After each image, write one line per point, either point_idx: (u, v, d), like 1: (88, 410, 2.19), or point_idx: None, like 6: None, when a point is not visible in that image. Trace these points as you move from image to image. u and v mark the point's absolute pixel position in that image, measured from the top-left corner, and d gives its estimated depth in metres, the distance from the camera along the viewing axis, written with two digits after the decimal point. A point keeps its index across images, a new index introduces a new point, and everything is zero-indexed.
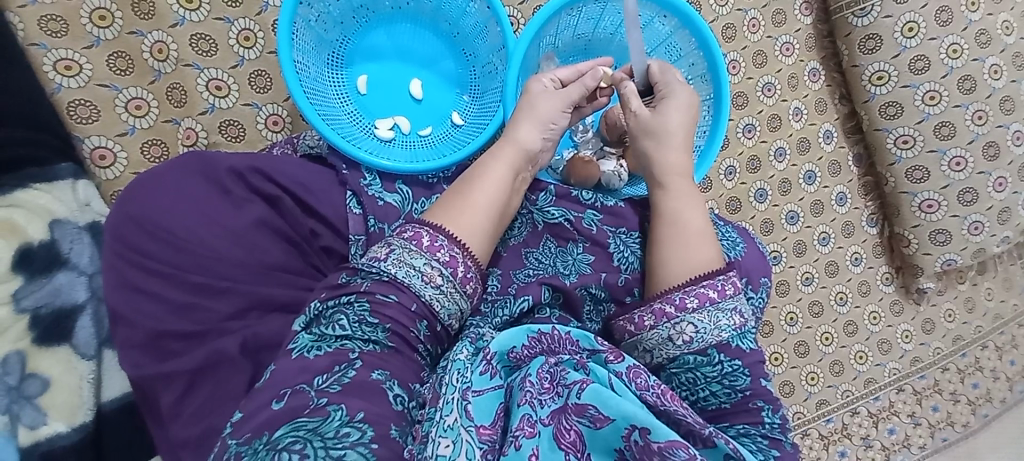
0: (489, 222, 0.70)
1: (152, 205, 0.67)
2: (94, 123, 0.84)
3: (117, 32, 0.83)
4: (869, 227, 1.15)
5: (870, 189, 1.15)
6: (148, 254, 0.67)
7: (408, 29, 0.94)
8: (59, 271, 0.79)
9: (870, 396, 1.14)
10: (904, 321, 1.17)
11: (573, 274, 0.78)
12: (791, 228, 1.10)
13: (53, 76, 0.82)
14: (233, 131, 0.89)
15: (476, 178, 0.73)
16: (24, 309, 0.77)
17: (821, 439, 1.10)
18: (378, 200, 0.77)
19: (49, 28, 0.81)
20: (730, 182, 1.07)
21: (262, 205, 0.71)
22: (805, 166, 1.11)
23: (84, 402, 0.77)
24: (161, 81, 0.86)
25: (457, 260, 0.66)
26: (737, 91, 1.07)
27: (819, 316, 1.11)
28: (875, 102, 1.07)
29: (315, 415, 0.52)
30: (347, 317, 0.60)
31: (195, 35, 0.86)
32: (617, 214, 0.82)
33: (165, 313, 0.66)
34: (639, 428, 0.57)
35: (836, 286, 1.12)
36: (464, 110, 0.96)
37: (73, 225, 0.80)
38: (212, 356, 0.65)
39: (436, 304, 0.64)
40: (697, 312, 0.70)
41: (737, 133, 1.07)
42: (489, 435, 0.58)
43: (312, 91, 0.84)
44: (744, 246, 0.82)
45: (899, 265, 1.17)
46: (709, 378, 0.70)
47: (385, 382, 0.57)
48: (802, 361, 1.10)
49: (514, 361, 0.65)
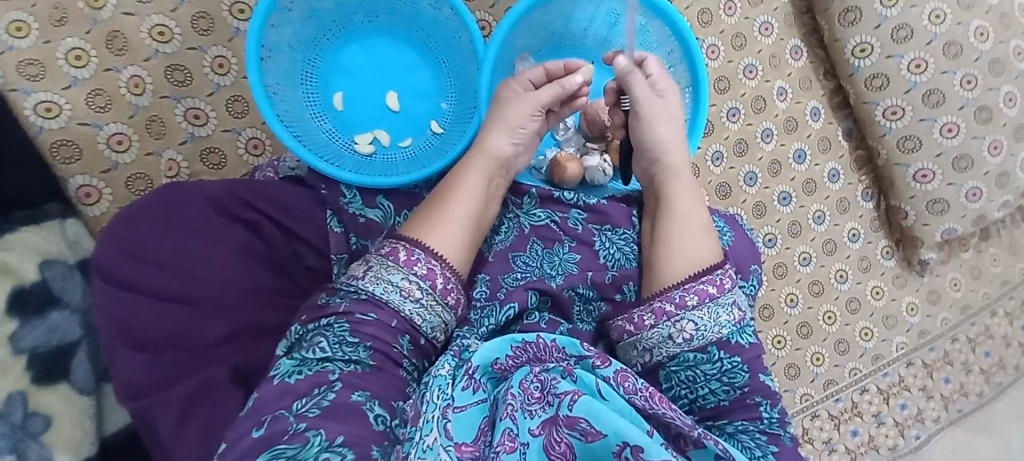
0: (464, 230, 0.71)
1: (133, 237, 0.67)
2: (77, 162, 0.85)
3: (93, 70, 0.85)
4: (865, 202, 1.13)
5: (863, 163, 1.13)
6: (132, 286, 0.66)
7: (380, 42, 0.94)
8: None
9: (879, 373, 1.12)
10: (909, 294, 1.15)
11: (559, 276, 0.78)
12: (785, 209, 1.09)
13: (34, 119, 0.83)
14: (214, 159, 0.90)
15: (449, 190, 0.73)
16: None
17: (831, 420, 1.08)
18: (359, 216, 0.78)
19: (27, 71, 0.82)
20: (719, 168, 1.06)
21: (245, 230, 0.72)
22: (794, 144, 1.09)
23: (87, 436, 0.78)
24: (141, 114, 0.87)
25: (435, 272, 0.66)
26: (718, 75, 1.06)
27: (820, 295, 1.10)
28: (860, 75, 1.05)
29: (295, 441, 0.54)
30: (327, 339, 0.61)
31: (169, 66, 0.87)
32: (601, 212, 0.81)
33: (154, 344, 0.66)
34: (631, 444, 0.56)
35: (836, 263, 1.11)
36: (442, 118, 0.95)
37: (64, 264, 0.79)
38: (204, 384, 0.66)
39: (417, 318, 0.65)
40: (698, 309, 0.69)
41: (721, 117, 1.06)
42: (472, 451, 0.59)
43: (288, 113, 0.85)
44: (732, 236, 0.81)
45: (899, 238, 1.15)
46: (709, 375, 0.69)
47: (364, 403, 0.58)
48: (805, 342, 1.09)
49: (499, 372, 0.66)
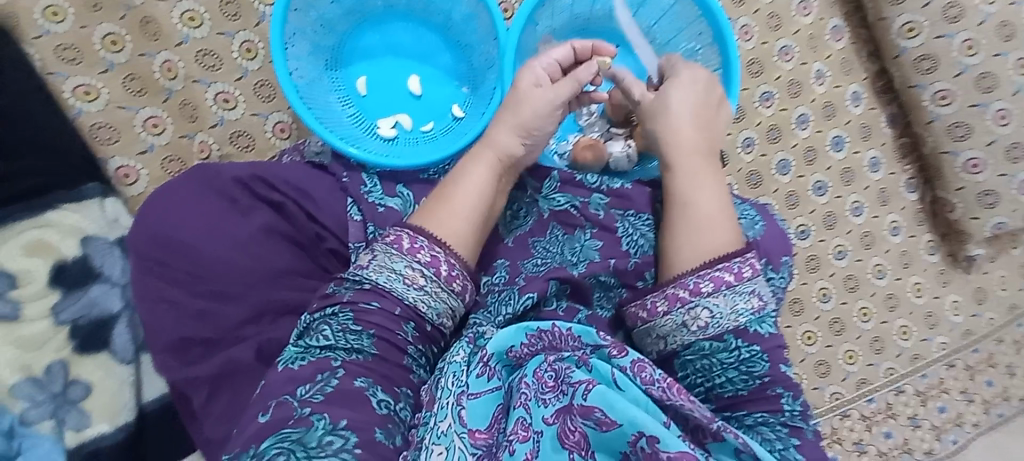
0: (468, 226, 0.69)
1: (164, 218, 0.71)
2: (115, 143, 0.88)
3: (128, 55, 0.88)
4: (908, 193, 1.07)
5: (907, 151, 1.07)
6: (164, 265, 0.70)
7: (402, 26, 0.95)
8: (91, 284, 0.84)
9: (917, 373, 1.06)
10: (952, 291, 1.08)
11: (580, 264, 0.76)
12: (819, 199, 1.04)
13: (73, 102, 0.87)
14: (243, 142, 0.93)
15: (458, 180, 0.73)
16: (64, 322, 0.82)
17: (863, 421, 1.04)
18: (378, 206, 0.77)
19: (64, 56, 0.86)
20: (749, 155, 1.02)
21: (268, 212, 0.74)
22: (832, 131, 1.04)
23: (125, 403, 0.83)
24: (173, 98, 0.90)
25: (438, 258, 0.66)
26: (751, 58, 1.01)
27: (855, 291, 1.05)
28: (906, 57, 0.99)
29: (300, 425, 0.54)
30: (330, 327, 0.63)
31: (200, 51, 0.90)
32: (624, 196, 0.80)
33: (183, 321, 0.69)
34: (646, 435, 0.56)
35: (874, 258, 1.05)
36: (463, 103, 0.96)
37: (104, 241, 0.86)
38: (229, 362, 0.68)
39: (421, 304, 0.65)
40: (713, 296, 0.67)
41: (753, 102, 1.02)
42: (486, 439, 0.60)
43: (312, 98, 0.87)
44: (764, 224, 0.78)
45: (944, 232, 1.08)
46: (725, 364, 0.68)
47: (368, 389, 0.59)
48: (838, 339, 1.04)
49: (514, 360, 0.66)
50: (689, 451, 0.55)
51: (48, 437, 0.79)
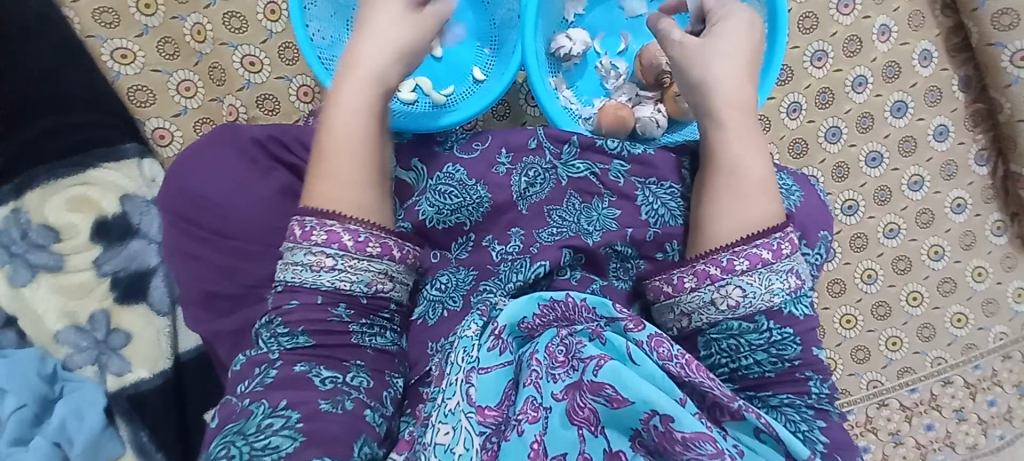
0: (363, 188, 0.65)
1: (192, 177, 0.74)
2: (151, 106, 0.92)
3: (162, 18, 0.91)
4: (977, 167, 0.96)
5: (981, 119, 0.95)
6: (193, 222, 0.74)
7: None
8: (132, 239, 0.90)
9: (968, 364, 0.98)
10: (1019, 278, 0.98)
11: (597, 232, 0.73)
12: (872, 172, 0.95)
13: (112, 65, 0.90)
14: (269, 105, 0.94)
15: (318, 160, 0.66)
16: (106, 273, 0.89)
17: (902, 411, 0.98)
18: (392, 177, 0.78)
19: (103, 19, 0.90)
20: (795, 121, 0.94)
21: (287, 173, 0.76)
22: (893, 95, 0.94)
23: (164, 352, 0.89)
24: (204, 62, 0.92)
25: (334, 233, 0.61)
26: (804, 11, 0.92)
27: (904, 273, 0.97)
28: (986, 10, 0.87)
29: (240, 417, 0.56)
30: (264, 332, 0.62)
31: (227, 13, 0.92)
32: (647, 163, 0.76)
33: (211, 276, 0.73)
34: (660, 413, 0.55)
35: (931, 238, 0.96)
36: (485, 65, 0.93)
37: (141, 199, 0.91)
38: (252, 315, 0.72)
39: (341, 284, 0.61)
40: (747, 274, 0.63)
41: (803, 61, 0.93)
42: (494, 416, 0.59)
43: (332, 59, 0.86)
44: (802, 193, 0.72)
45: (1014, 212, 0.97)
46: (754, 346, 0.63)
47: (308, 372, 0.59)
48: (881, 324, 0.97)
49: (525, 331, 0.64)
50: (706, 432, 0.55)
51: (90, 380, 0.87)
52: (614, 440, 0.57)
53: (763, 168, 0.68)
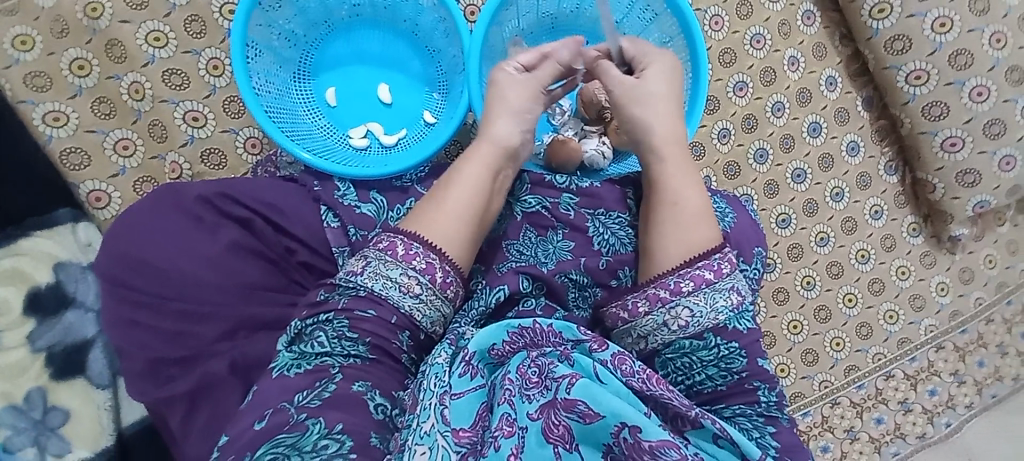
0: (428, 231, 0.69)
1: (132, 241, 0.71)
2: (87, 168, 0.88)
3: (96, 79, 0.88)
4: (888, 176, 1.06)
5: (885, 134, 1.06)
6: (134, 288, 0.70)
7: (369, 34, 0.95)
8: (67, 310, 0.84)
9: (905, 357, 1.05)
10: (938, 273, 1.07)
11: (551, 262, 0.76)
12: (799, 187, 1.03)
13: (43, 129, 0.87)
14: (215, 159, 0.93)
15: (450, 182, 0.73)
16: (40, 348, 0.83)
17: (853, 407, 1.03)
18: (355, 209, 0.79)
19: (34, 83, 0.86)
20: (726, 145, 1.01)
21: (235, 228, 0.74)
22: (808, 118, 1.03)
23: (104, 428, 0.82)
24: (143, 119, 0.90)
25: (434, 266, 0.67)
26: (723, 48, 1.01)
27: (839, 277, 1.04)
28: (879, 38, 0.97)
29: (294, 430, 0.56)
30: (325, 334, 0.64)
31: (167, 71, 0.90)
32: (594, 195, 0.79)
33: (157, 342, 0.69)
34: (628, 425, 0.57)
35: (857, 243, 1.04)
36: (434, 108, 0.95)
37: (77, 265, 0.86)
38: (203, 379, 0.68)
39: (417, 313, 0.66)
40: (693, 295, 0.67)
41: (727, 92, 1.01)
42: (470, 437, 0.59)
43: (279, 111, 0.87)
44: (735, 216, 0.77)
45: (926, 214, 1.07)
46: (705, 362, 0.67)
47: (365, 393, 0.61)
48: (824, 326, 1.04)
49: (496, 358, 0.66)
50: (672, 440, 0.56)
51: None
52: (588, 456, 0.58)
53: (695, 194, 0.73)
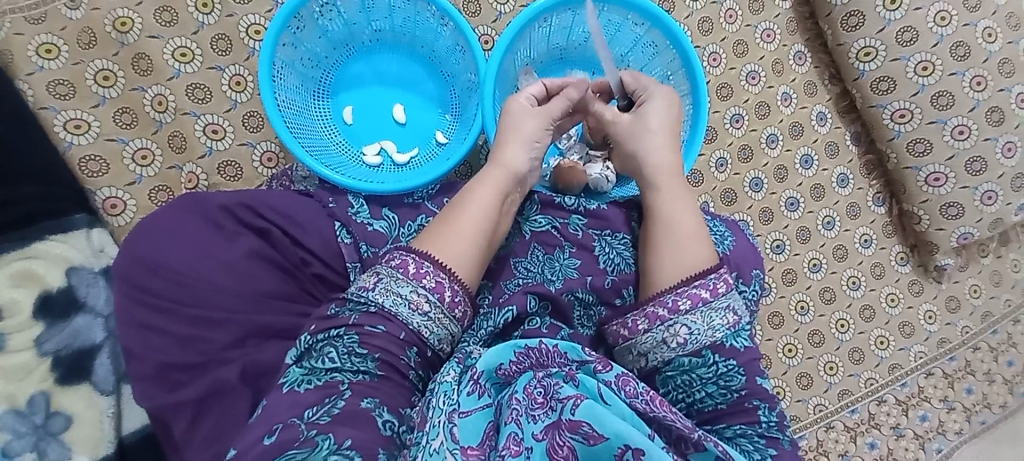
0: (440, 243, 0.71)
1: (152, 246, 0.72)
2: (104, 176, 0.92)
3: (121, 90, 0.92)
4: (876, 206, 1.11)
5: (873, 168, 1.11)
6: (150, 291, 0.71)
7: (387, 57, 0.99)
8: (77, 314, 0.86)
9: (897, 383, 1.08)
10: (926, 301, 1.11)
11: (559, 280, 0.78)
12: (792, 215, 1.07)
13: (63, 135, 0.90)
14: (231, 171, 0.96)
15: (460, 204, 0.76)
16: (47, 352, 0.83)
17: (847, 432, 1.05)
18: (367, 226, 0.81)
19: (57, 91, 0.90)
20: (723, 173, 1.06)
21: (254, 237, 0.76)
22: (800, 149, 1.09)
23: (106, 435, 0.82)
24: (163, 130, 0.93)
25: (444, 284, 0.68)
26: (721, 82, 1.07)
27: (831, 303, 1.07)
28: (866, 79, 1.04)
29: (305, 446, 0.55)
30: (336, 349, 0.63)
31: (190, 85, 0.94)
32: (602, 217, 0.82)
33: (169, 347, 0.70)
34: (632, 447, 0.55)
35: (847, 270, 1.09)
36: (447, 129, 0.99)
37: (89, 270, 0.87)
38: (213, 385, 0.68)
39: (425, 331, 0.66)
40: (691, 314, 0.69)
41: (725, 124, 1.07)
42: (478, 455, 0.58)
43: (298, 126, 0.90)
44: (733, 239, 0.81)
45: (914, 244, 1.12)
46: (705, 379, 0.69)
47: (374, 410, 0.60)
48: (818, 350, 1.06)
49: (503, 378, 0.65)
50: None
51: None
52: None
53: (693, 215, 0.77)
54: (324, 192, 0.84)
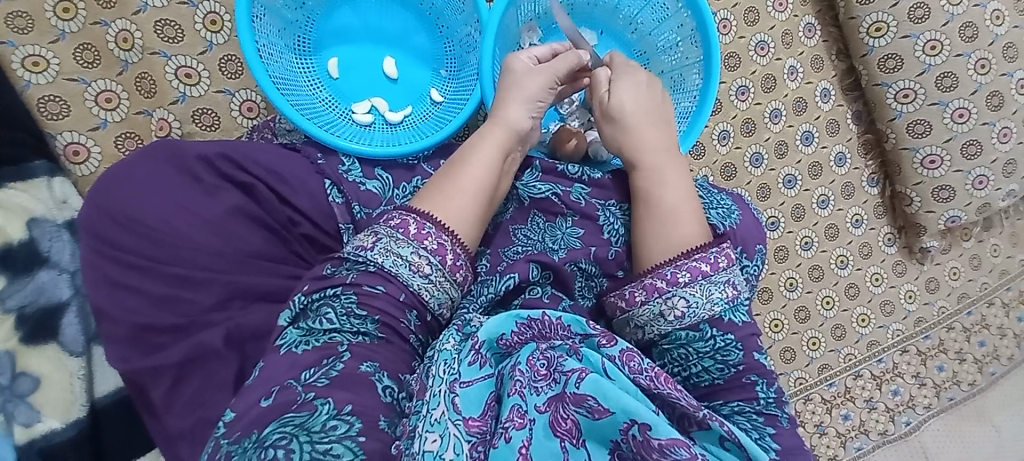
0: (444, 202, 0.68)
1: (125, 198, 0.67)
2: (65, 118, 0.83)
3: (82, 23, 0.83)
4: (869, 187, 1.12)
5: (870, 147, 1.11)
6: (124, 248, 0.66)
7: (375, 6, 0.92)
8: (41, 269, 0.79)
9: (873, 359, 1.12)
10: (908, 281, 1.14)
11: (562, 250, 0.76)
12: (789, 192, 1.07)
13: (22, 73, 0.81)
14: (207, 120, 0.88)
15: (462, 163, 0.72)
16: (11, 309, 0.77)
17: (823, 404, 1.09)
18: (360, 186, 0.76)
19: (15, 24, 0.81)
20: (724, 147, 1.04)
21: (237, 192, 0.70)
22: (802, 126, 1.07)
23: (77, 397, 0.78)
24: (129, 72, 0.85)
25: (446, 247, 0.65)
26: (728, 51, 1.03)
27: (819, 280, 1.09)
28: (874, 55, 1.02)
29: (303, 410, 0.51)
30: (334, 310, 0.60)
31: (159, 21, 0.85)
32: (606, 187, 0.80)
33: (146, 308, 0.65)
34: (638, 422, 0.54)
35: (837, 249, 1.10)
36: (442, 87, 0.93)
37: (51, 223, 0.81)
38: (195, 349, 0.64)
39: (425, 293, 0.63)
40: (690, 286, 0.68)
41: (730, 95, 1.04)
42: (479, 426, 0.56)
43: (281, 78, 0.83)
44: (739, 213, 0.79)
45: (902, 225, 1.14)
46: (701, 353, 0.69)
47: (374, 374, 0.57)
48: (803, 326, 1.09)
49: (503, 348, 0.63)
50: (681, 439, 0.54)
51: None
52: (595, 452, 0.56)
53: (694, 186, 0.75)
54: (312, 148, 0.79)
